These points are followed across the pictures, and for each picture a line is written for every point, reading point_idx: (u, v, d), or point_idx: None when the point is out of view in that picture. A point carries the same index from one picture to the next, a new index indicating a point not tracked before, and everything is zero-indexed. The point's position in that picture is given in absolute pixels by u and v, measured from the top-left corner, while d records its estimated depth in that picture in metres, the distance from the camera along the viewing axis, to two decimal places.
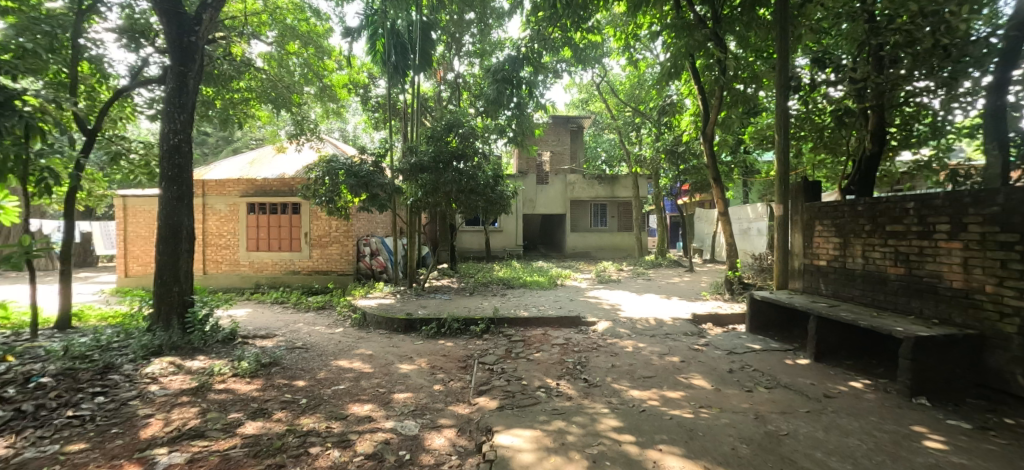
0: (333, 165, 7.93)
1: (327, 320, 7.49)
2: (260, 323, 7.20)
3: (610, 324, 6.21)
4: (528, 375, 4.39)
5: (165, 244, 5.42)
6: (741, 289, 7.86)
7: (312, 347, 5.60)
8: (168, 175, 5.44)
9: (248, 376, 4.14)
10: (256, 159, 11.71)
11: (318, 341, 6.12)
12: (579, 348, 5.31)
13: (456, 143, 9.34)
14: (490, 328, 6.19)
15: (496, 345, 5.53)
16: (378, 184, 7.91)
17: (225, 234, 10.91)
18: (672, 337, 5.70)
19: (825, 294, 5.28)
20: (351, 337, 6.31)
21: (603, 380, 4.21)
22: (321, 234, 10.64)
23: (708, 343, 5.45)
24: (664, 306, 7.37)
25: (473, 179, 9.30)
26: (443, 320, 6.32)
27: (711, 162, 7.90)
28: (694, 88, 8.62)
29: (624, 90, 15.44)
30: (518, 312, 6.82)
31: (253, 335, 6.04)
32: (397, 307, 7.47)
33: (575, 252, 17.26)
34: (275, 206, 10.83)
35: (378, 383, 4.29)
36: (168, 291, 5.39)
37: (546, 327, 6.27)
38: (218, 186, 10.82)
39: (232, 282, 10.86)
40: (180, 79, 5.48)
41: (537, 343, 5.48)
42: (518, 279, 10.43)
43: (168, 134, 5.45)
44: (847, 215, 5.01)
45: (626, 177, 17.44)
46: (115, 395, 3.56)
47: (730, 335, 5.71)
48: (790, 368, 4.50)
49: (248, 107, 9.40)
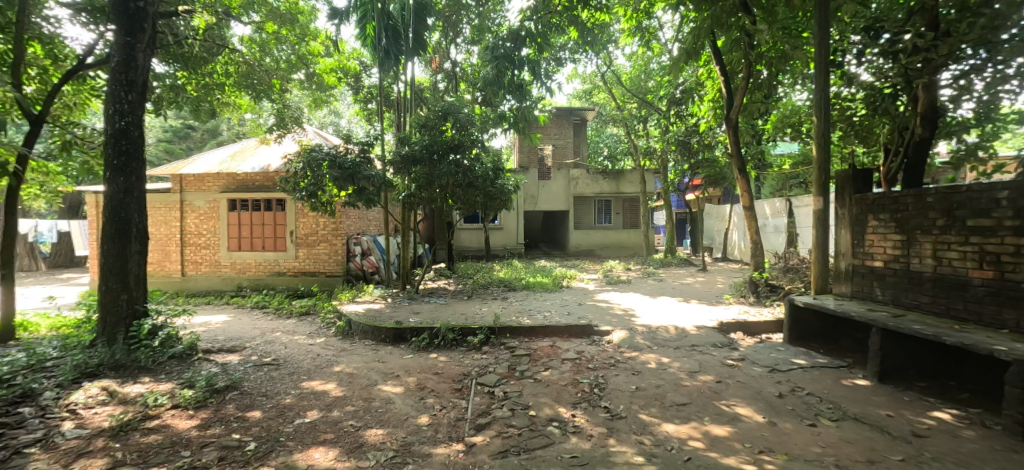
0: (314, 156, 7.06)
1: (309, 328, 6.72)
2: (232, 332, 6.43)
3: (627, 333, 5.42)
4: (535, 403, 3.62)
5: (110, 244, 4.64)
6: (768, 292, 7.09)
7: (284, 365, 4.83)
8: (110, 164, 4.66)
9: (191, 408, 3.38)
10: (237, 152, 10.82)
11: (293, 355, 5.33)
12: (594, 364, 4.54)
13: (453, 133, 8.63)
14: (490, 339, 5.41)
15: (496, 361, 4.75)
16: (364, 176, 7.06)
17: (204, 233, 10.16)
18: (699, 349, 4.94)
19: (882, 301, 4.50)
20: (332, 350, 5.54)
21: (628, 409, 3.44)
22: (307, 233, 9.89)
23: (743, 357, 4.69)
24: (685, 312, 6.57)
25: (472, 172, 8.54)
26: (436, 330, 5.54)
27: (736, 150, 7.10)
28: (714, 71, 7.81)
29: (630, 80, 14.62)
30: (520, 319, 6.04)
31: (217, 348, 5.26)
32: (384, 315, 6.60)
33: (578, 250, 16.53)
34: (258, 203, 10.06)
35: (353, 413, 3.52)
36: (114, 300, 4.62)
37: (553, 338, 5.47)
38: (197, 181, 10.09)
39: (212, 285, 10.10)
40: (127, 51, 4.71)
41: (544, 358, 4.70)
42: (521, 281, 9.64)
43: (113, 115, 4.67)
44: (912, 208, 4.24)
45: (633, 171, 16.65)
46: (11, 440, 2.83)
47: (767, 347, 4.94)
48: (852, 392, 3.73)
49: (224, 94, 8.61)
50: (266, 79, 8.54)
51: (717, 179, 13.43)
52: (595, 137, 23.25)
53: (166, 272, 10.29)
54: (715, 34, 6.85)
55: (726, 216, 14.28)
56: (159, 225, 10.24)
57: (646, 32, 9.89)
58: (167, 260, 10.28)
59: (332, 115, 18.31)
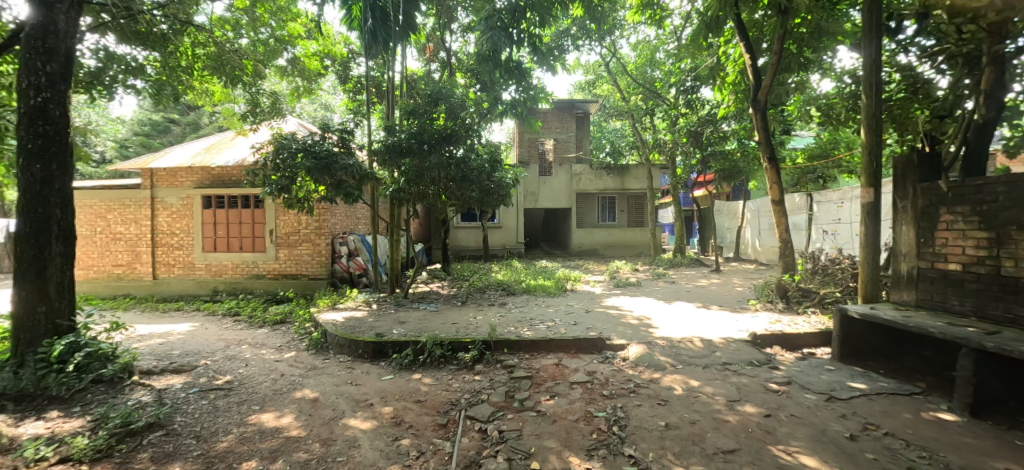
0: (285, 144, 6.20)
1: (281, 340, 5.90)
2: (190, 346, 5.61)
3: (645, 348, 4.60)
4: (538, 450, 2.83)
5: (23, 245, 3.83)
6: (800, 297, 6.29)
7: (236, 390, 4.04)
8: (23, 148, 3.84)
9: (86, 463, 2.66)
10: (212, 145, 9.97)
11: (252, 375, 4.52)
12: (610, 389, 3.74)
13: (444, 122, 7.80)
14: (484, 356, 4.59)
15: (491, 384, 3.94)
16: (342, 166, 6.18)
17: (177, 233, 9.36)
18: (734, 369, 4.14)
19: (960, 312, 3.71)
20: (300, 369, 4.73)
21: (659, 461, 2.66)
22: (288, 232, 9.09)
23: (790, 381, 3.88)
24: (708, 321, 5.76)
25: (466, 165, 7.72)
26: (421, 346, 4.73)
27: (764, 138, 6.28)
28: (738, 48, 6.96)
29: (636, 69, 13.79)
30: (520, 330, 5.23)
31: (161, 368, 4.45)
32: (364, 325, 5.75)
33: (581, 250, 15.73)
34: (235, 199, 9.25)
35: (305, 465, 2.74)
36: (29, 313, 3.84)
37: (558, 354, 4.66)
38: (169, 176, 9.28)
39: (186, 289, 9.31)
40: (45, 11, 3.91)
41: (550, 382, 3.90)
42: (520, 283, 8.82)
43: (28, 90, 3.86)
44: (1003, 200, 3.43)
45: (638, 167, 15.80)
46: None
47: (814, 368, 4.14)
48: (942, 433, 2.93)
49: (192, 78, 7.76)
50: (235, 60, 7.39)
51: (731, 171, 11.91)
52: (597, 132, 22.40)
53: (136, 275, 9.50)
54: (742, 4, 5.96)
55: (738, 213, 13.48)
56: (129, 224, 9.44)
57: (657, 12, 9.03)
58: (137, 262, 9.48)
59: (323, 108, 17.49)
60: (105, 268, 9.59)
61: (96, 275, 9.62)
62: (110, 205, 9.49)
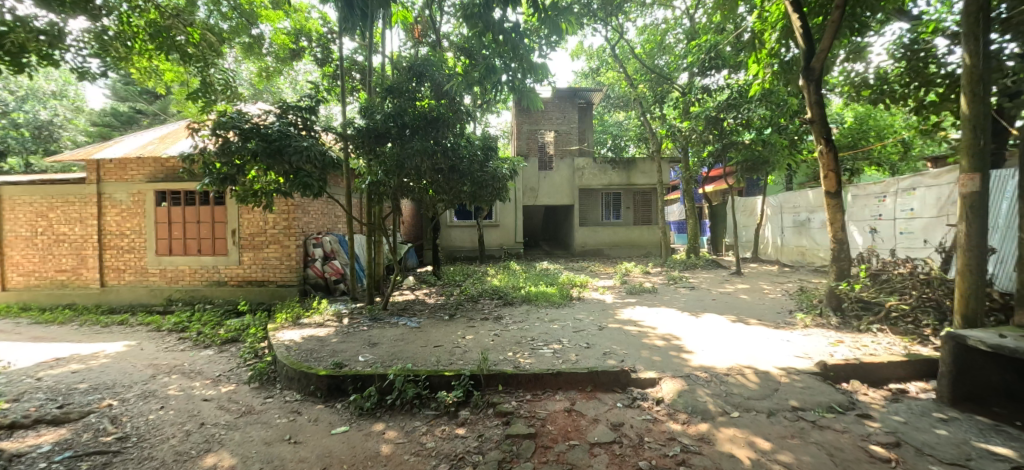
0: (227, 124, 5.02)
1: (222, 368, 4.75)
2: (102, 377, 4.45)
3: (682, 385, 3.49)
4: None
5: None
6: (859, 311, 5.19)
7: (124, 455, 2.90)
8: None
9: None
10: (168, 134, 8.83)
11: (163, 423, 3.40)
12: (649, 458, 2.62)
13: (429, 103, 6.65)
14: (472, 397, 3.47)
15: (479, 446, 2.82)
16: (296, 150, 5.02)
17: (128, 233, 8.21)
18: (812, 419, 3.02)
19: None
20: (230, 412, 3.59)
21: None
22: (253, 233, 7.96)
23: (899, 440, 2.77)
24: (751, 341, 4.65)
25: (456, 152, 6.66)
26: (389, 383, 3.60)
27: (818, 115, 5.22)
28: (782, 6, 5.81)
29: (643, 54, 12.71)
30: (519, 358, 4.11)
31: (35, 419, 3.32)
32: (325, 349, 4.62)
33: (584, 249, 14.60)
34: (192, 196, 8.11)
35: None
36: None
37: (569, 393, 3.55)
38: (118, 169, 8.11)
39: (138, 298, 8.19)
40: None
41: (562, 444, 2.78)
42: (519, 290, 7.70)
43: None
44: None
45: (645, 161, 14.67)
46: None
47: (920, 417, 3.03)
48: None
49: (134, 52, 6.59)
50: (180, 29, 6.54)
51: (755, 162, 10.41)
52: (599, 126, 21.27)
53: (81, 281, 8.34)
54: None
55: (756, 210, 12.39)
56: (73, 224, 8.27)
57: None
58: (83, 267, 8.32)
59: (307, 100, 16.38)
60: (47, 274, 8.44)
61: (38, 282, 8.47)
62: (52, 202, 8.32)
